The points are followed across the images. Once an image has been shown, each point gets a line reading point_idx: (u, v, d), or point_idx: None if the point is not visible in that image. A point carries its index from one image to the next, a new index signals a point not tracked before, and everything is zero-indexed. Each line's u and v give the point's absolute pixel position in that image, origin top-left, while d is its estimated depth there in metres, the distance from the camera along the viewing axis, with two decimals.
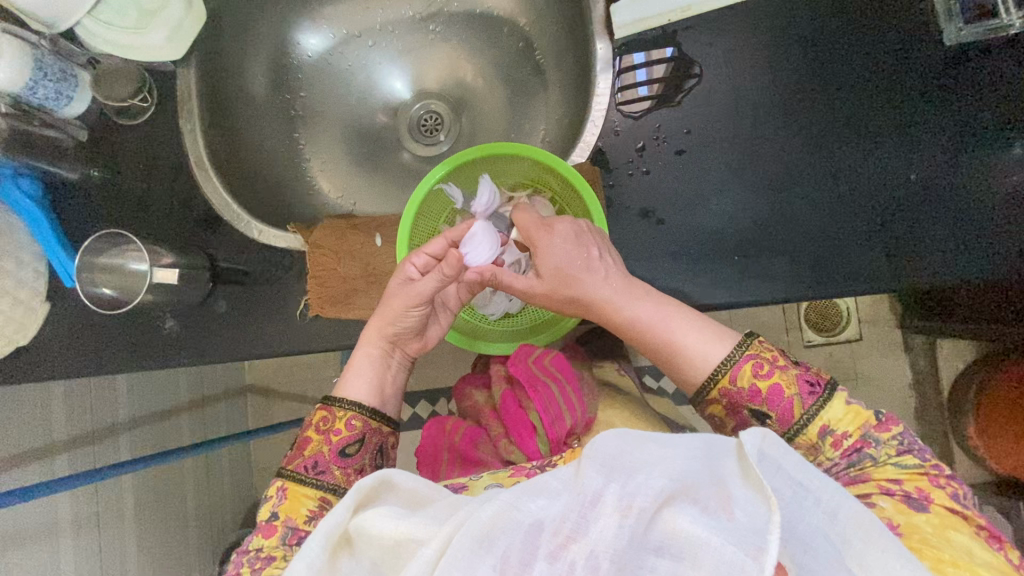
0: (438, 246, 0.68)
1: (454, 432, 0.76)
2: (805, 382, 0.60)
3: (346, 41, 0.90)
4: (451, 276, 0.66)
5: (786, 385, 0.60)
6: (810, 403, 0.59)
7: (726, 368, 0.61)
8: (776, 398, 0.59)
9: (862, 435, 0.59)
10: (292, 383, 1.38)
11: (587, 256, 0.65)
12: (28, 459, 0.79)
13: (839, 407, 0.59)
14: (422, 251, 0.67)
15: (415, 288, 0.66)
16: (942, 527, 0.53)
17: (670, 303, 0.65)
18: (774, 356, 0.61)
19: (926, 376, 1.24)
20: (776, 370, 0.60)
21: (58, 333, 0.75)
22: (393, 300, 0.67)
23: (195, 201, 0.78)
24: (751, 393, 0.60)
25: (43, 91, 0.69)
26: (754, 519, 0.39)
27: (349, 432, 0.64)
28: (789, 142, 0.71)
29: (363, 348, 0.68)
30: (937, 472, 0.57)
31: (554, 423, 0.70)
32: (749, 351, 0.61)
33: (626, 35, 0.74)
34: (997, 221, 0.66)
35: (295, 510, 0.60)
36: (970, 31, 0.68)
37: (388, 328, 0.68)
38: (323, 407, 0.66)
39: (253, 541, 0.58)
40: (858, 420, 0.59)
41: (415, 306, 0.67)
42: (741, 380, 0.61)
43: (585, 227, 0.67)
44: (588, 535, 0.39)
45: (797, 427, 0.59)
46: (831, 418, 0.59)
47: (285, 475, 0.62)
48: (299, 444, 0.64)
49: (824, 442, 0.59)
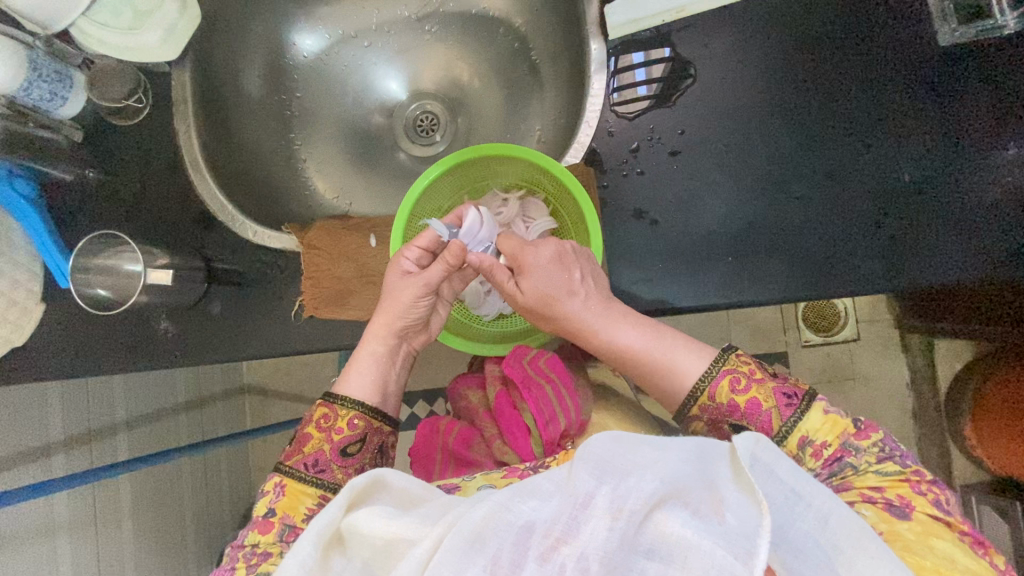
0: (427, 240, 0.69)
1: (448, 433, 0.76)
2: (782, 394, 0.60)
3: (342, 41, 0.90)
4: (455, 264, 0.67)
5: (763, 399, 0.60)
6: (787, 415, 0.59)
7: (704, 385, 0.61)
8: (754, 413, 0.60)
9: (841, 444, 0.59)
10: (291, 383, 1.38)
11: (568, 277, 0.65)
12: (26, 460, 0.80)
13: (817, 417, 0.59)
14: (414, 244, 0.69)
15: (421, 279, 0.67)
16: (924, 534, 0.53)
17: (654, 324, 0.65)
18: (750, 369, 0.61)
19: (923, 376, 1.24)
20: (753, 385, 0.60)
21: (53, 334, 0.75)
22: (400, 294, 0.68)
23: (191, 201, 0.78)
24: (729, 409, 0.61)
25: (38, 91, 0.69)
26: (745, 522, 0.39)
27: (351, 431, 0.64)
28: (785, 144, 0.71)
29: (369, 346, 0.67)
30: (918, 478, 0.57)
31: (547, 425, 0.70)
32: (725, 367, 0.61)
33: (621, 35, 0.74)
34: (992, 222, 0.66)
35: (293, 507, 0.60)
36: (964, 32, 0.69)
37: (396, 323, 0.68)
38: (323, 403, 0.65)
39: (249, 535, 0.58)
40: (836, 429, 0.59)
41: (424, 295, 0.68)
42: (719, 396, 0.61)
43: (574, 248, 0.66)
44: (579, 537, 0.39)
45: (777, 440, 0.60)
46: (809, 429, 0.59)
47: (283, 470, 0.62)
48: (300, 440, 0.64)
49: (804, 452, 0.59)
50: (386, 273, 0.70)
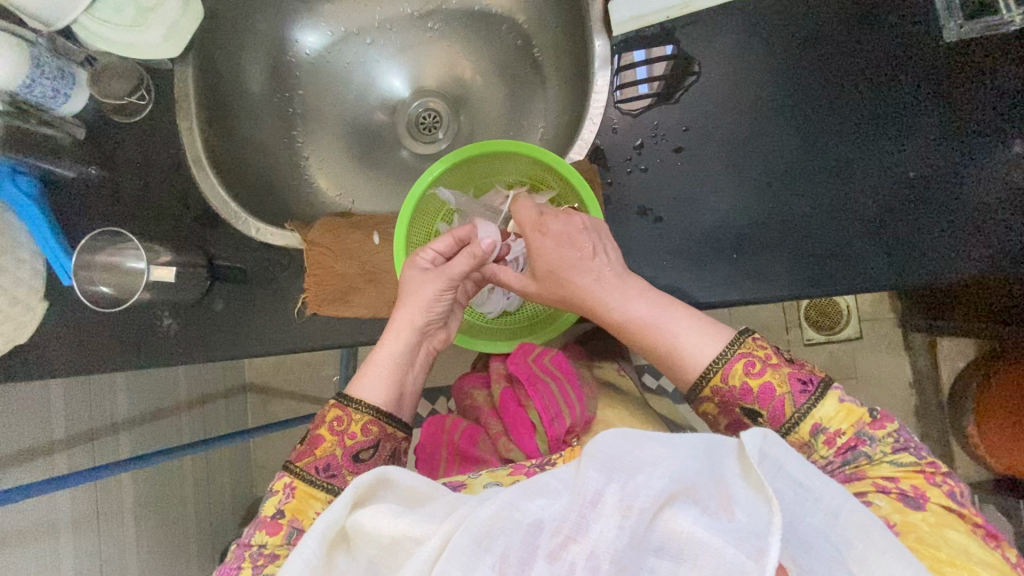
0: (444, 245, 0.71)
1: (454, 430, 0.76)
2: (798, 380, 0.60)
3: (344, 38, 0.90)
4: (480, 256, 0.70)
5: (778, 383, 0.59)
6: (801, 401, 0.59)
7: (718, 366, 0.61)
8: (767, 397, 0.59)
9: (855, 433, 0.58)
10: (291, 382, 1.38)
11: (577, 254, 0.65)
12: (27, 458, 0.79)
13: (832, 405, 0.59)
14: (430, 248, 0.70)
15: (443, 272, 0.69)
16: (938, 525, 0.53)
17: (666, 301, 0.65)
18: (766, 355, 0.61)
19: (926, 374, 1.23)
20: (768, 368, 0.60)
21: (55, 333, 0.75)
22: (423, 289, 0.68)
23: (193, 199, 0.78)
24: (742, 391, 0.60)
25: (41, 88, 0.69)
26: (755, 520, 0.39)
27: (365, 436, 0.64)
28: (788, 139, 0.70)
29: (386, 349, 0.67)
30: (933, 470, 0.57)
31: (553, 422, 0.69)
32: (740, 349, 0.61)
33: (625, 31, 0.74)
34: (996, 220, 0.66)
35: (303, 510, 0.61)
36: (970, 27, 0.68)
37: (419, 319, 0.68)
38: (336, 405, 0.65)
39: (256, 535, 0.59)
40: (851, 417, 0.59)
41: (447, 289, 0.69)
42: (732, 378, 0.60)
43: (581, 224, 0.66)
44: (588, 536, 0.39)
45: (789, 426, 0.59)
46: (822, 417, 0.59)
47: (293, 471, 0.62)
48: (311, 441, 0.63)
49: (817, 440, 0.59)
50: (403, 273, 0.70)
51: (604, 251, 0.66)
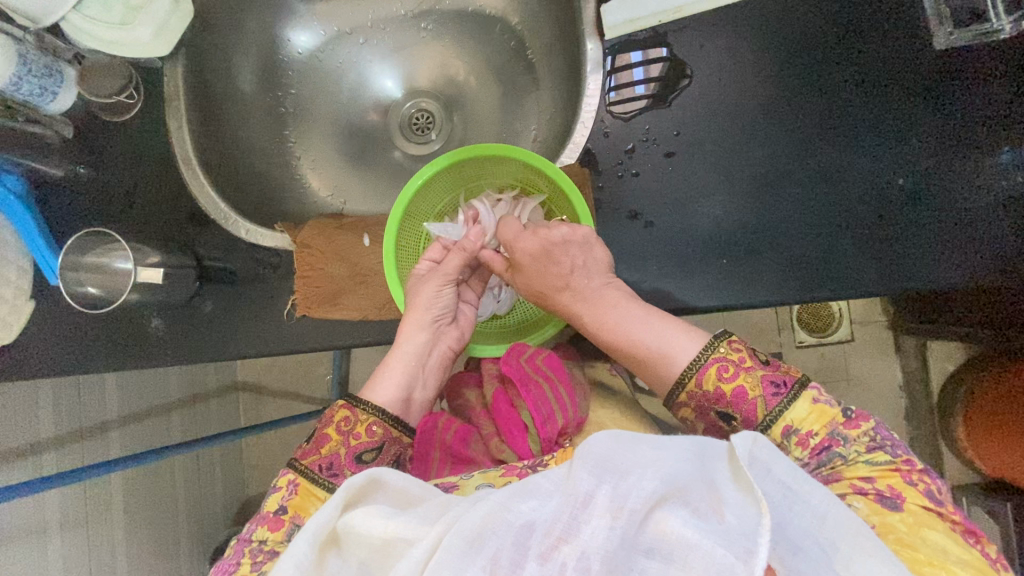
0: (436, 252, 0.76)
1: (446, 431, 0.71)
2: (771, 383, 0.60)
3: (337, 38, 0.90)
4: (469, 249, 0.74)
5: (750, 386, 0.60)
6: (774, 403, 0.59)
7: (693, 371, 0.61)
8: (740, 400, 0.60)
9: (828, 433, 0.59)
10: (283, 381, 1.38)
11: (558, 268, 0.68)
12: (14, 458, 0.79)
13: (805, 406, 0.59)
14: (425, 258, 0.76)
15: (439, 271, 0.73)
16: (916, 525, 0.53)
17: (643, 313, 0.65)
18: (741, 358, 0.61)
19: (916, 377, 1.24)
20: (741, 373, 0.60)
21: (40, 333, 0.74)
22: (422, 289, 0.71)
23: (183, 198, 0.78)
24: (716, 396, 0.61)
25: (27, 87, 0.68)
26: (745, 521, 0.39)
27: (369, 437, 0.64)
28: (780, 143, 0.70)
29: (397, 352, 0.69)
30: (909, 468, 0.57)
31: (546, 423, 0.69)
32: (715, 354, 0.61)
33: (618, 35, 0.74)
34: (984, 227, 0.66)
35: (305, 508, 0.60)
36: (959, 36, 0.69)
37: (425, 316, 0.70)
38: (344, 405, 0.65)
39: (256, 531, 0.58)
40: (824, 418, 0.59)
41: (445, 283, 0.72)
42: (707, 383, 0.61)
43: (562, 237, 0.68)
44: (579, 537, 0.39)
45: (760, 427, 0.60)
46: (794, 418, 0.59)
47: (297, 468, 0.61)
48: (316, 440, 0.63)
49: (789, 441, 0.60)
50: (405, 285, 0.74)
51: (584, 265, 0.68)
